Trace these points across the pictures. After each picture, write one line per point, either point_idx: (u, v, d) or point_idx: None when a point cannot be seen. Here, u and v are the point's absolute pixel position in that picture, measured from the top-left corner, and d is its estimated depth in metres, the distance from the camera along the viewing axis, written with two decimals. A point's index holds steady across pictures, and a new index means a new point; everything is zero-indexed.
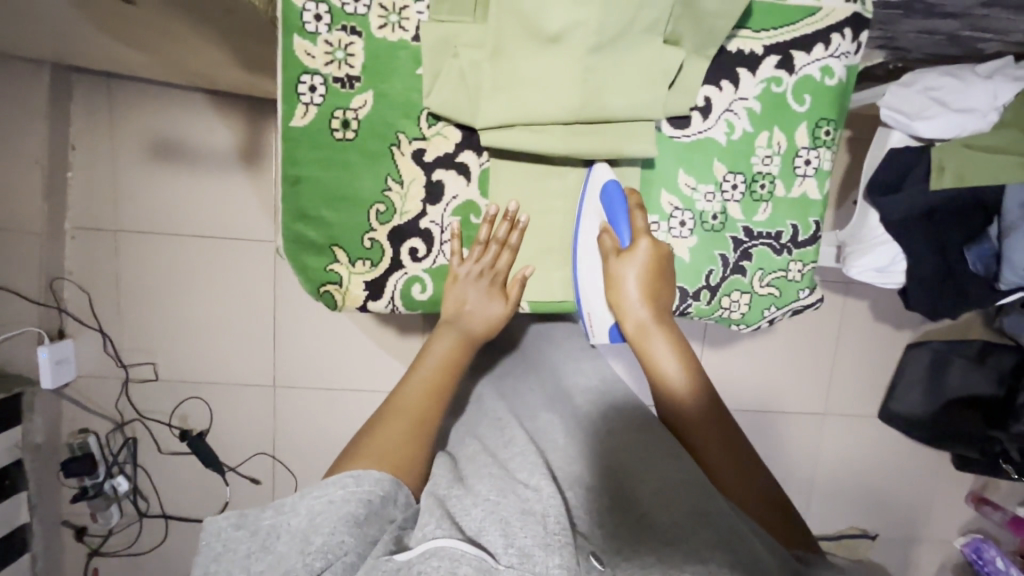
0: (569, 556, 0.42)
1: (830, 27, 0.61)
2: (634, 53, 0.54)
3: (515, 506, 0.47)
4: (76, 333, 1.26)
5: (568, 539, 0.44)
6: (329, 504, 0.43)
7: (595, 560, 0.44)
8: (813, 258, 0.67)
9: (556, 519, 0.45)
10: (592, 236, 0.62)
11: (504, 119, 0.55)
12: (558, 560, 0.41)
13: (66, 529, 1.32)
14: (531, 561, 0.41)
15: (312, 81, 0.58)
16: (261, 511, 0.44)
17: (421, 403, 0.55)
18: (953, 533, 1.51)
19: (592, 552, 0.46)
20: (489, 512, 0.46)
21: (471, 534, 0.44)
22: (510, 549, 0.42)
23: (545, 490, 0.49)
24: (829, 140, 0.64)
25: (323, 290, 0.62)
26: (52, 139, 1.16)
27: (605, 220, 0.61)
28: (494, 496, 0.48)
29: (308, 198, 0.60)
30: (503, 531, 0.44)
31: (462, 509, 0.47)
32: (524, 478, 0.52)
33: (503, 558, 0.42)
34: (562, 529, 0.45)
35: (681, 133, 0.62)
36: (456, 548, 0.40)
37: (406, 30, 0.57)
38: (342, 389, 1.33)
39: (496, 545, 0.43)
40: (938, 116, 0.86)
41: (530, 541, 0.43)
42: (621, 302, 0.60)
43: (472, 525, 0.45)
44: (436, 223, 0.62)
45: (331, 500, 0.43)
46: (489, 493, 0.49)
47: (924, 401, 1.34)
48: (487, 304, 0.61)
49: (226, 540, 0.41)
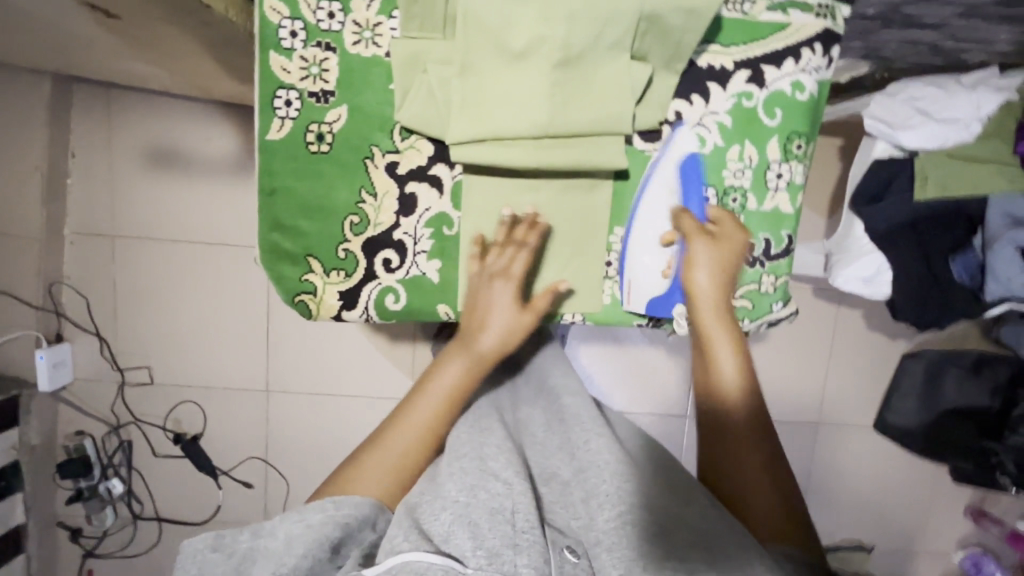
0: (536, 557, 0.47)
1: (799, 42, 0.61)
2: (601, 69, 0.55)
3: (485, 508, 0.50)
4: (74, 337, 1.28)
5: (535, 538, 0.49)
6: (304, 528, 0.49)
7: (570, 552, 0.52)
8: (786, 270, 0.67)
9: (524, 518, 0.50)
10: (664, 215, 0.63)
11: (472, 135, 0.56)
12: (525, 560, 0.46)
13: (61, 531, 1.34)
14: (499, 560, 0.46)
15: (288, 96, 0.59)
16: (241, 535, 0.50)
17: (429, 429, 0.59)
18: (952, 546, 1.49)
19: (567, 545, 0.53)
20: (458, 515, 0.49)
21: (439, 540, 0.47)
22: (479, 552, 0.46)
23: (515, 487, 0.53)
24: (801, 154, 0.64)
25: (298, 299, 0.63)
26: (52, 147, 1.19)
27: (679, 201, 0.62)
28: (463, 497, 0.50)
29: (284, 210, 0.61)
30: (472, 534, 0.47)
31: (430, 513, 0.49)
32: (497, 468, 0.55)
33: (471, 560, 0.45)
34: (530, 527, 0.49)
35: (651, 146, 0.63)
36: (423, 560, 0.44)
37: (379, 46, 0.59)
38: (334, 394, 1.34)
39: (463, 548, 0.46)
40: (921, 126, 0.85)
41: (497, 543, 0.47)
42: (691, 284, 0.61)
43: (439, 531, 0.48)
44: (409, 234, 0.63)
45: (307, 524, 0.49)
46: (458, 494, 0.51)
47: (918, 412, 1.29)
48: (506, 327, 0.61)
49: (203, 561, 0.48)
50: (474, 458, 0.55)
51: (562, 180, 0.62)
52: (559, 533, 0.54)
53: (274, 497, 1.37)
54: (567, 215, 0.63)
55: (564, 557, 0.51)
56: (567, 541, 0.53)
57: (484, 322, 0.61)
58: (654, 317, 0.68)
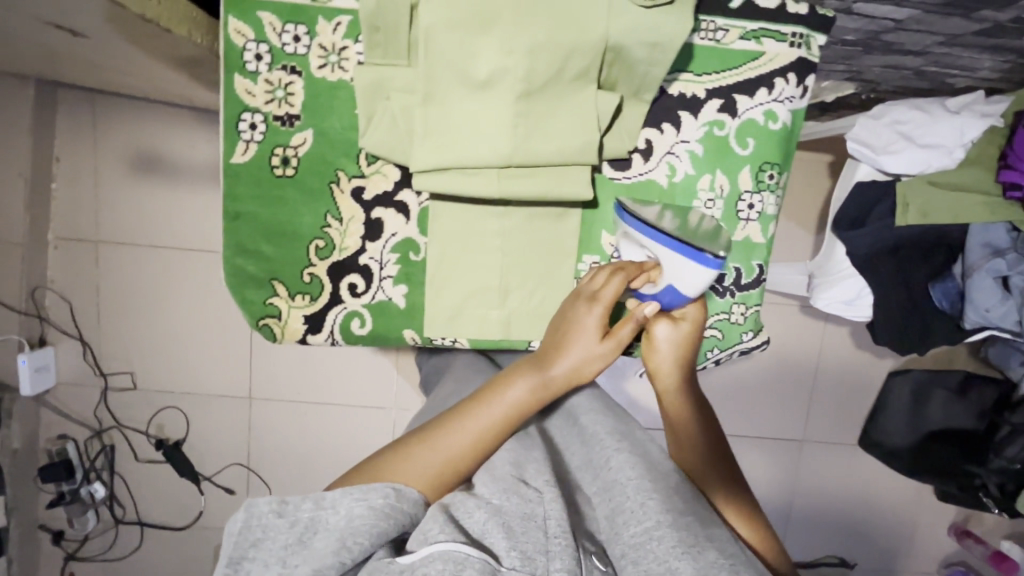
0: (570, 561, 0.42)
1: (773, 72, 0.61)
2: (567, 99, 0.55)
3: (518, 509, 0.45)
4: (57, 341, 1.28)
5: (569, 542, 0.44)
6: (369, 510, 0.43)
7: (597, 559, 0.46)
8: (756, 301, 0.66)
9: (558, 523, 0.45)
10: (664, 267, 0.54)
11: (437, 163, 0.55)
12: (559, 565, 0.41)
13: (43, 534, 1.35)
14: (533, 563, 0.41)
15: (252, 119, 0.59)
16: (299, 500, 0.44)
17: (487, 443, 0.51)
18: (935, 565, 1.48)
19: (593, 551, 0.47)
20: (492, 514, 0.44)
21: (474, 535, 0.43)
22: (513, 553, 0.41)
23: (547, 492, 0.47)
24: (773, 184, 0.63)
25: (261, 323, 0.63)
26: (36, 152, 1.19)
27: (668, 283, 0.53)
28: (497, 499, 0.45)
29: (248, 233, 0.61)
30: (506, 534, 0.43)
31: (464, 510, 0.44)
32: (525, 474, 0.50)
33: (507, 561, 0.41)
34: (562, 532, 0.44)
35: (621, 175, 0.62)
36: (459, 550, 0.39)
37: (345, 70, 0.58)
38: (317, 402, 1.34)
39: (499, 548, 0.42)
40: (903, 151, 0.85)
41: (532, 547, 0.42)
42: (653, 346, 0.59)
43: (475, 528, 0.43)
44: (374, 259, 0.62)
45: (372, 506, 0.43)
46: (491, 495, 0.46)
47: (908, 431, 1.29)
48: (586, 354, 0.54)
49: (265, 526, 0.42)
50: (510, 461, 0.51)
51: (529, 208, 0.62)
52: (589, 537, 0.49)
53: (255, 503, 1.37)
54: (534, 243, 0.63)
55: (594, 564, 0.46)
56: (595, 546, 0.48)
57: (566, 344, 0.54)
58: None
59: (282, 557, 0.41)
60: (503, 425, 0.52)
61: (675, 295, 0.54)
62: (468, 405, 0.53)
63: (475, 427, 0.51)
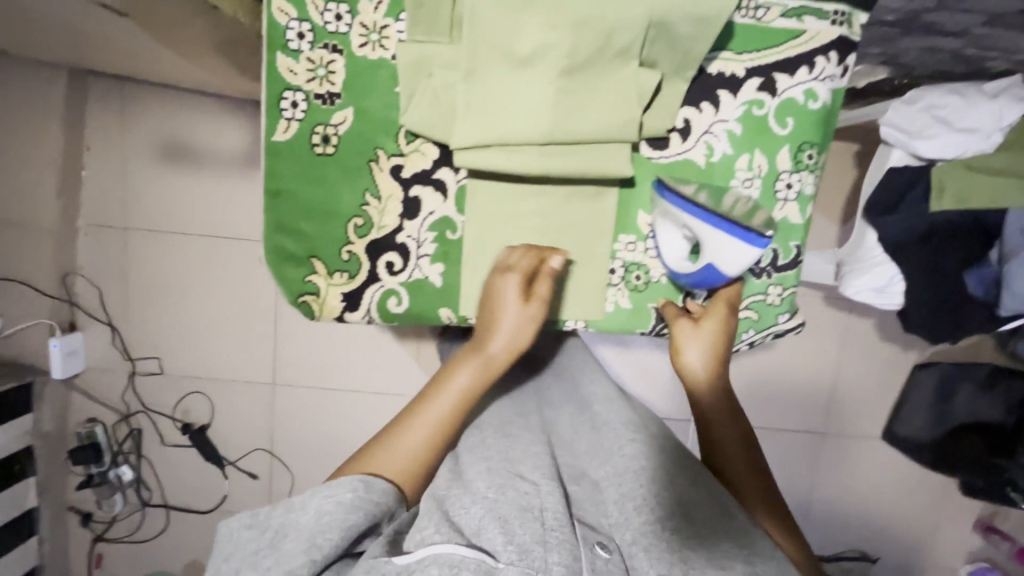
0: (567, 554, 0.45)
1: (814, 50, 0.60)
2: (609, 76, 0.55)
3: (513, 503, 0.49)
4: (86, 326, 1.31)
5: (565, 534, 0.47)
6: (337, 505, 0.46)
7: (601, 549, 0.50)
8: (793, 282, 0.65)
9: (554, 515, 0.48)
10: (708, 244, 0.56)
11: (477, 140, 0.55)
12: (556, 557, 0.44)
13: (72, 515, 1.37)
14: (530, 557, 0.44)
15: (294, 97, 0.59)
16: (273, 507, 0.48)
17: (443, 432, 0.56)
18: (959, 560, 1.46)
19: (598, 541, 0.51)
20: (487, 509, 0.48)
21: (470, 534, 0.46)
22: (509, 546, 0.44)
23: (543, 485, 0.51)
24: (812, 164, 0.63)
25: (301, 300, 0.64)
26: (67, 139, 1.20)
27: (712, 262, 0.56)
28: (492, 493, 0.49)
29: (288, 211, 0.61)
30: (503, 529, 0.46)
31: (460, 506, 0.49)
32: (524, 470, 0.54)
33: (503, 555, 0.44)
34: (559, 525, 0.48)
35: (659, 154, 0.62)
36: (455, 552, 0.43)
37: (386, 49, 0.58)
38: (339, 389, 1.35)
39: (495, 543, 0.45)
40: (939, 135, 0.84)
41: (529, 538, 0.45)
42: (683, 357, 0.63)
43: (471, 525, 0.47)
44: (412, 237, 0.63)
45: (340, 501, 0.47)
46: (487, 490, 0.50)
47: (930, 426, 1.29)
48: (521, 330, 0.59)
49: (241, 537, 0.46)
50: (503, 459, 0.55)
51: (566, 187, 0.62)
52: (589, 530, 0.52)
53: (279, 488, 1.39)
54: (570, 223, 0.63)
55: (594, 554, 0.49)
56: (597, 539, 0.51)
57: (498, 324, 0.59)
58: (656, 327, 0.67)
59: (254, 560, 0.44)
60: (455, 410, 0.57)
61: (714, 272, 0.57)
62: (420, 402, 0.58)
63: (430, 420, 0.56)
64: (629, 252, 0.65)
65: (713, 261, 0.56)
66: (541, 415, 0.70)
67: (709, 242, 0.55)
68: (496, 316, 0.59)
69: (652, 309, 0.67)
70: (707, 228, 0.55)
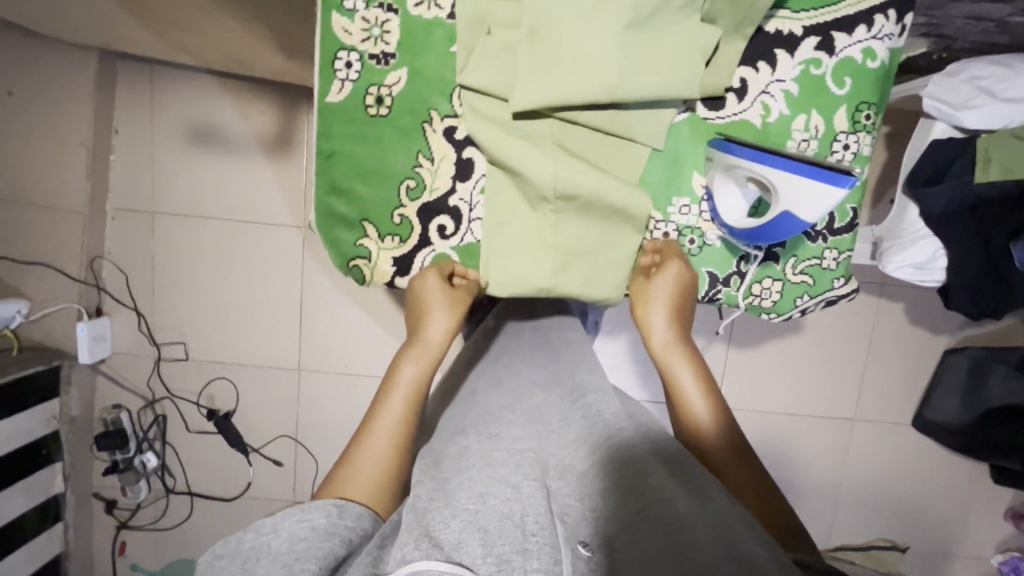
0: (549, 559, 0.41)
1: (873, 8, 0.59)
2: (672, 30, 0.55)
3: (495, 513, 0.44)
4: (113, 312, 1.31)
5: (547, 539, 0.42)
6: (311, 532, 0.43)
7: (583, 548, 0.42)
8: (849, 246, 0.64)
9: (535, 519, 0.44)
10: (780, 189, 0.53)
11: (539, 101, 0.55)
12: (536, 566, 0.40)
13: (96, 501, 1.37)
14: (509, 568, 0.39)
15: (348, 58, 0.59)
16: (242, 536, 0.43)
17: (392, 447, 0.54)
18: (990, 550, 1.44)
19: (580, 541, 0.43)
20: (468, 522, 0.43)
21: (449, 548, 0.40)
22: (489, 559, 0.40)
23: (525, 489, 0.46)
24: (869, 124, 0.62)
25: (352, 264, 0.64)
26: (97, 123, 1.21)
27: (787, 209, 0.53)
28: (473, 504, 0.44)
29: (341, 174, 0.62)
30: (482, 541, 0.41)
31: (439, 520, 0.43)
32: (506, 473, 0.49)
33: (482, 569, 0.39)
34: (541, 529, 0.43)
35: (714, 114, 0.61)
36: (433, 569, 0.37)
37: (441, 8, 0.58)
38: (362, 375, 1.34)
39: (473, 556, 0.40)
40: (984, 106, 0.84)
41: (508, 549, 0.41)
42: (645, 318, 0.64)
43: (449, 537, 0.41)
44: (464, 200, 0.63)
45: (315, 527, 0.43)
46: (467, 501, 0.45)
47: (961, 410, 1.26)
48: (449, 318, 0.62)
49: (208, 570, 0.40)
50: (483, 462, 0.50)
51: (610, 160, 0.61)
52: (572, 526, 0.45)
53: (303, 474, 1.38)
54: (611, 197, 0.59)
55: (575, 555, 0.42)
56: (583, 537, 0.44)
57: (427, 317, 0.62)
58: (709, 292, 0.66)
59: None
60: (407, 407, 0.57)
61: (790, 221, 0.53)
62: (372, 413, 0.57)
63: (385, 425, 0.56)
64: (683, 215, 0.64)
65: (786, 208, 0.53)
66: (554, 386, 0.66)
67: (784, 190, 0.53)
68: (425, 308, 0.62)
69: (705, 273, 0.66)
70: (776, 174, 0.53)
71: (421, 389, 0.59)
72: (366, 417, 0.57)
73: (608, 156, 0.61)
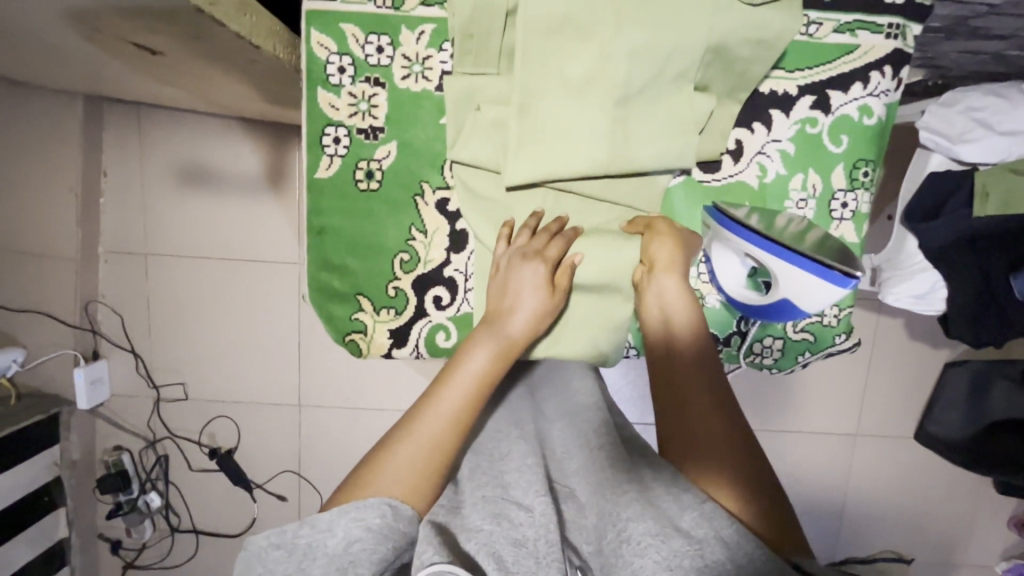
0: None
1: (868, 65, 0.58)
2: (665, 100, 0.54)
3: (508, 537, 0.42)
4: (110, 355, 1.30)
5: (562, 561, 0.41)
6: (367, 533, 0.41)
7: None
8: (849, 302, 0.64)
9: (547, 540, 0.42)
10: (784, 276, 0.54)
11: (532, 176, 0.54)
12: None
13: (102, 543, 1.37)
14: None
15: (336, 133, 0.59)
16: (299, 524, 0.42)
17: (446, 439, 0.48)
18: (995, 558, 1.45)
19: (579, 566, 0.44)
20: (483, 544, 0.41)
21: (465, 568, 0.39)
22: None
23: (538, 508, 0.45)
24: (867, 182, 0.61)
25: (348, 338, 0.63)
26: (85, 166, 1.19)
27: (786, 296, 0.55)
28: (487, 524, 0.43)
29: (332, 248, 0.61)
30: (497, 564, 0.40)
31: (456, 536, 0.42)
32: (518, 495, 0.47)
33: None
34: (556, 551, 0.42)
35: (710, 177, 0.61)
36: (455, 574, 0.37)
37: (429, 80, 0.58)
38: (363, 408, 1.34)
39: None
40: (983, 139, 0.82)
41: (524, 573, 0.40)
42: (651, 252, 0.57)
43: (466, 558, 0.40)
44: (459, 271, 0.62)
45: (371, 528, 0.41)
46: (481, 521, 0.43)
47: (964, 424, 1.23)
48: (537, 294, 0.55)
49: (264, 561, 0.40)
50: (494, 483, 0.48)
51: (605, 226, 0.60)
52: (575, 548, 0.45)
53: (307, 508, 1.38)
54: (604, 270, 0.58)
55: None
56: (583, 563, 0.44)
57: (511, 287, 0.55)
58: None
59: None
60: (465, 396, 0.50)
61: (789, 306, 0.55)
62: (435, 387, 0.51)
63: (444, 409, 0.49)
64: None
65: (786, 295, 0.55)
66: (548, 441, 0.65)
67: (785, 281, 0.54)
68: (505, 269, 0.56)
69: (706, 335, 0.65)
70: (779, 265, 0.53)
71: (490, 381, 0.51)
72: (433, 384, 0.52)
73: (599, 224, 0.61)
